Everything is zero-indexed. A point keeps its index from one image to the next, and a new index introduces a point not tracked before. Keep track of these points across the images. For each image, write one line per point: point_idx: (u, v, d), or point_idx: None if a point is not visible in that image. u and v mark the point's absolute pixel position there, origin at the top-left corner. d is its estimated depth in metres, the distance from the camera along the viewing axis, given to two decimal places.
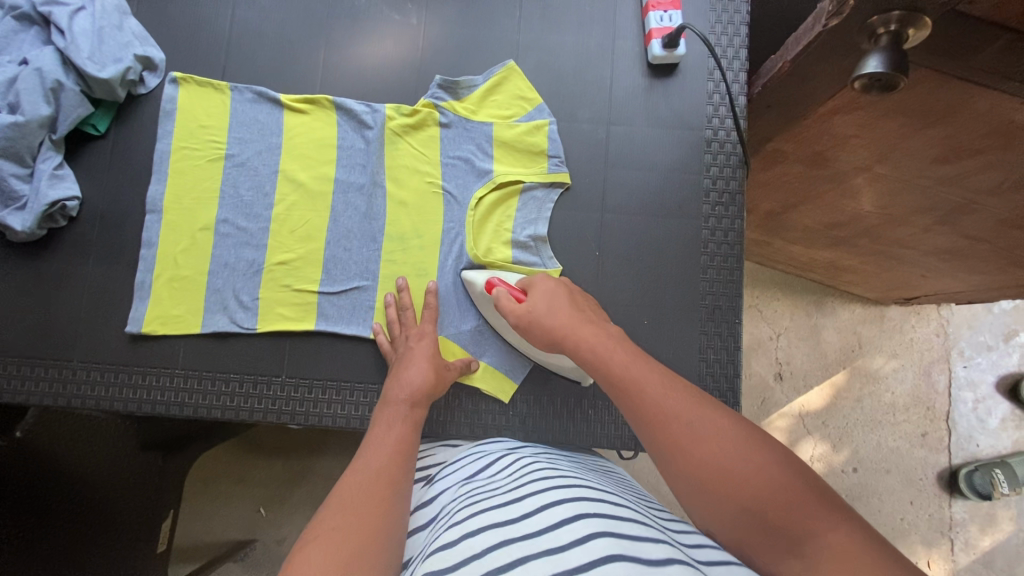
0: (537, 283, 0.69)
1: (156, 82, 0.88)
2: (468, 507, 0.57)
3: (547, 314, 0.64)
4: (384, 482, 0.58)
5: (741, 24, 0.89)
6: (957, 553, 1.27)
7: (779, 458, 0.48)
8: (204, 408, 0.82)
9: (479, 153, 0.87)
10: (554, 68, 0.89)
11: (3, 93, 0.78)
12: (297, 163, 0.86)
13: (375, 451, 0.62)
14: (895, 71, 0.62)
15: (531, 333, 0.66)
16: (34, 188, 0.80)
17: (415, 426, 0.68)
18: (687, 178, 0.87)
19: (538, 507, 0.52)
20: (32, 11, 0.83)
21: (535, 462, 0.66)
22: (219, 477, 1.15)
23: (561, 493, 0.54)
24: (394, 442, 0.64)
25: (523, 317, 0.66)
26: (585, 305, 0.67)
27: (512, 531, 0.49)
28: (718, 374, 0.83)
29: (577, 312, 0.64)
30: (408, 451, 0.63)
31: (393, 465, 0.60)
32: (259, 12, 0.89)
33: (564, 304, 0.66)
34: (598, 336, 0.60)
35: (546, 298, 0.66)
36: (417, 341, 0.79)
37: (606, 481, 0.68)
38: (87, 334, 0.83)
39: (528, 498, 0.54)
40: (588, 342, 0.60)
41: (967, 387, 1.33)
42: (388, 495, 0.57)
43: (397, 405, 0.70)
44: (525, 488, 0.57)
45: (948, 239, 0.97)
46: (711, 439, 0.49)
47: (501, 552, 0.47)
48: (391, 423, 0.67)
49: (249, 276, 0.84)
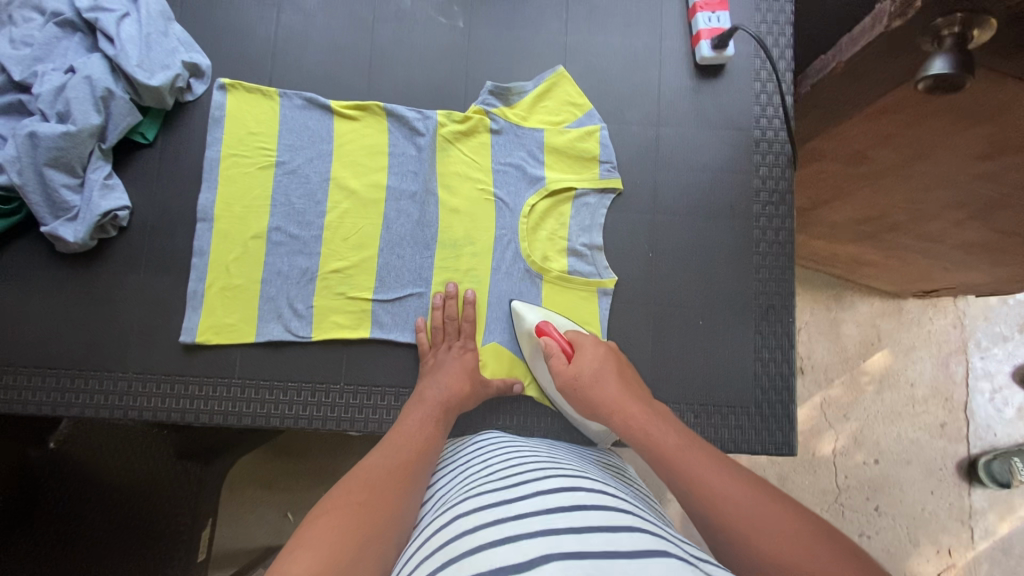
0: (586, 347, 0.74)
1: (203, 88, 0.87)
2: (466, 491, 0.59)
3: (595, 381, 0.70)
4: (404, 475, 0.63)
5: (786, 24, 0.89)
6: (977, 540, 1.29)
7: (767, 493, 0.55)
8: (263, 418, 0.81)
9: (530, 159, 0.88)
10: (602, 71, 0.89)
11: (51, 102, 0.78)
12: (347, 170, 0.86)
13: (402, 445, 0.68)
14: (963, 73, 0.63)
15: (574, 396, 0.72)
16: (85, 199, 0.80)
17: (442, 430, 0.72)
18: (736, 178, 0.88)
19: (535, 493, 0.53)
20: (76, 17, 0.82)
21: (535, 453, 0.67)
22: (247, 482, 1.14)
23: (561, 483, 0.56)
24: (421, 444, 0.69)
25: (571, 381, 0.72)
26: (631, 376, 0.73)
27: (504, 511, 0.51)
28: (771, 372, 0.84)
29: (624, 389, 0.69)
30: (431, 450, 0.69)
31: (417, 461, 0.66)
32: (304, 17, 0.89)
33: (607, 376, 0.71)
34: (639, 414, 0.66)
35: (594, 362, 0.72)
36: (460, 354, 0.81)
37: (602, 471, 0.68)
38: (139, 345, 0.83)
39: (527, 484, 0.56)
40: (635, 418, 0.66)
41: (984, 377, 1.35)
42: (408, 485, 0.62)
43: (430, 406, 0.74)
44: (518, 476, 0.59)
45: (980, 234, 0.98)
46: (806, 546, 0.48)
47: (492, 529, 0.49)
48: (423, 421, 0.72)
49: (303, 284, 0.84)
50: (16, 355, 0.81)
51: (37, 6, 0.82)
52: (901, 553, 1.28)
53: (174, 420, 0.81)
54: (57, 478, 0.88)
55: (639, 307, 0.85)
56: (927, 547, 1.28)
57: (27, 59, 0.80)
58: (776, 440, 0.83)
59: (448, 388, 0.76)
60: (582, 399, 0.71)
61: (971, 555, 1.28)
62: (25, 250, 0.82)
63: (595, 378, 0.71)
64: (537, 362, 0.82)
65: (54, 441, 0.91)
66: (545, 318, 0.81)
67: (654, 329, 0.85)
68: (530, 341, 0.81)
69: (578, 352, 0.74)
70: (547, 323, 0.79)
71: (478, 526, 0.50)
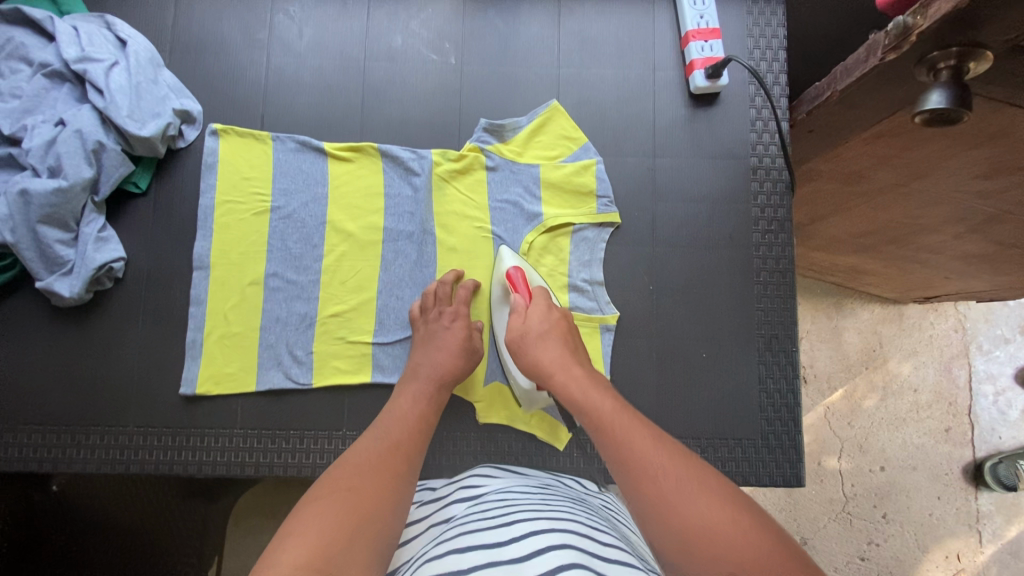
0: (545, 306, 0.77)
1: (194, 134, 0.86)
2: (457, 529, 0.58)
3: (539, 339, 0.74)
4: (396, 460, 0.63)
5: (779, 49, 0.89)
6: (985, 544, 1.28)
7: (699, 470, 0.56)
8: (267, 467, 0.80)
9: (527, 195, 0.87)
10: (596, 103, 0.89)
11: (42, 156, 0.77)
12: (344, 213, 0.85)
13: (396, 428, 0.68)
14: (961, 107, 0.62)
15: (519, 346, 0.74)
16: (80, 252, 0.79)
17: (435, 409, 0.73)
18: (735, 208, 0.87)
19: (526, 533, 0.53)
20: (64, 68, 0.81)
21: (528, 492, 0.66)
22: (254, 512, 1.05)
23: (553, 524, 0.55)
24: (414, 424, 0.69)
25: (519, 332, 0.75)
26: (577, 344, 0.75)
27: (497, 553, 0.51)
28: (777, 404, 0.84)
29: (565, 351, 0.73)
30: (423, 429, 0.69)
31: (409, 440, 0.67)
32: (294, 59, 0.88)
33: (552, 338, 0.74)
34: (580, 375, 0.69)
35: (543, 322, 0.75)
36: (451, 323, 0.79)
37: (596, 512, 0.67)
38: (136, 397, 0.82)
39: (519, 523, 0.55)
40: (575, 379, 0.69)
41: (987, 380, 1.34)
42: (402, 470, 0.62)
43: (423, 382, 0.74)
44: (511, 515, 0.58)
45: (980, 246, 0.97)
46: (730, 517, 0.51)
47: (485, 571, 0.48)
48: (417, 398, 0.73)
49: (302, 329, 0.83)
50: (14, 412, 0.80)
51: (24, 57, 0.82)
52: (910, 560, 1.27)
53: (176, 472, 0.80)
54: (64, 520, 0.93)
55: (642, 341, 0.85)
56: (935, 552, 1.28)
57: (15, 112, 0.79)
58: (786, 472, 0.82)
59: (442, 363, 0.76)
60: (525, 351, 0.74)
61: (980, 559, 1.28)
62: (21, 304, 0.82)
63: (542, 336, 0.74)
64: (498, 313, 0.83)
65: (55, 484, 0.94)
66: (521, 265, 0.81)
67: (658, 362, 0.84)
68: (500, 283, 0.83)
69: (532, 307, 0.77)
70: (519, 270, 0.79)
71: (469, 567, 0.50)
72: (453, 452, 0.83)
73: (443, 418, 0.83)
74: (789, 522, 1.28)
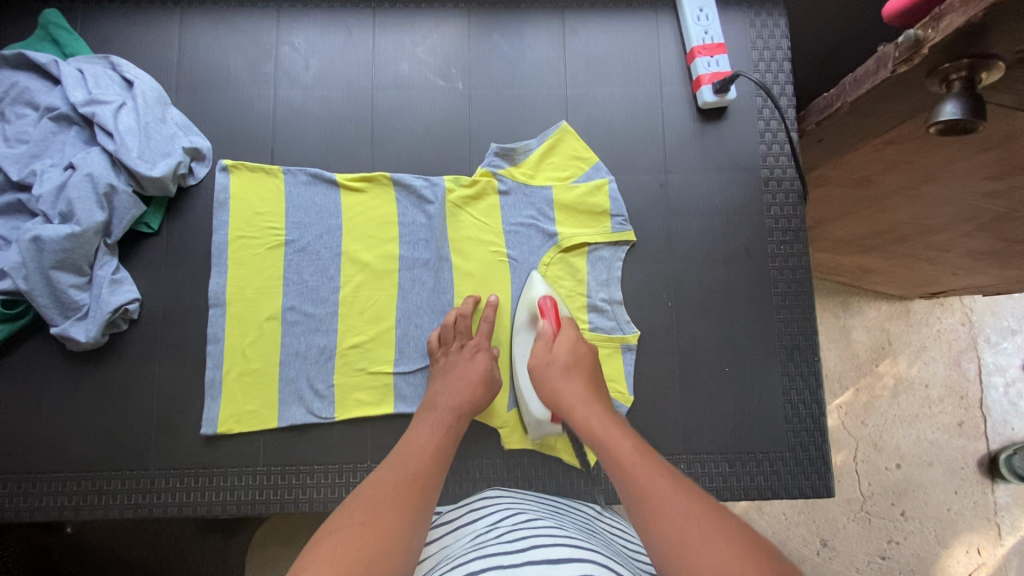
0: (570, 336, 0.75)
1: (205, 171, 0.86)
2: (472, 552, 0.57)
3: (564, 372, 0.71)
4: (411, 491, 0.60)
5: (784, 60, 0.89)
6: (1005, 537, 1.23)
7: (728, 524, 0.50)
8: (291, 503, 0.79)
9: (541, 217, 0.87)
10: (604, 122, 0.89)
11: (53, 202, 0.76)
12: (359, 244, 0.85)
13: (414, 456, 0.66)
14: (975, 117, 0.61)
15: (541, 378, 0.73)
16: (94, 296, 0.78)
17: (455, 438, 0.70)
18: (749, 220, 0.87)
19: (541, 560, 0.51)
20: (71, 111, 0.80)
21: (541, 517, 0.65)
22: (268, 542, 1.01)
23: (569, 552, 0.53)
24: (431, 454, 0.66)
25: (541, 364, 0.74)
26: (599, 379, 0.73)
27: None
28: (802, 415, 0.84)
29: (586, 389, 0.70)
30: (442, 458, 0.67)
31: (427, 473, 0.64)
32: (301, 90, 0.88)
33: (577, 372, 0.72)
34: (602, 412, 0.66)
35: (568, 355, 0.73)
36: (472, 355, 0.78)
37: (609, 541, 0.65)
38: (157, 439, 0.80)
39: (534, 550, 0.54)
40: (596, 416, 0.66)
41: (997, 372, 1.30)
42: (419, 504, 0.59)
43: (444, 411, 0.73)
44: (525, 540, 0.57)
45: (987, 243, 0.92)
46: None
47: None
48: (435, 427, 0.70)
49: (322, 362, 0.82)
50: (33, 460, 0.79)
51: (30, 101, 0.81)
52: (931, 558, 1.22)
53: (200, 514, 0.79)
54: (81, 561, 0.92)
55: (663, 358, 0.84)
56: (956, 547, 1.22)
57: (23, 158, 0.79)
58: (814, 483, 0.82)
59: (461, 392, 0.74)
60: (545, 383, 0.72)
61: (1000, 552, 1.22)
62: (36, 351, 0.81)
63: (564, 369, 0.72)
64: (521, 334, 0.82)
65: (69, 526, 0.93)
66: (551, 294, 0.81)
67: (682, 379, 0.84)
68: (528, 308, 0.82)
69: (559, 336, 0.75)
70: (549, 300, 0.79)
71: None
72: (479, 479, 0.82)
73: (468, 445, 0.83)
74: (807, 525, 1.22)
